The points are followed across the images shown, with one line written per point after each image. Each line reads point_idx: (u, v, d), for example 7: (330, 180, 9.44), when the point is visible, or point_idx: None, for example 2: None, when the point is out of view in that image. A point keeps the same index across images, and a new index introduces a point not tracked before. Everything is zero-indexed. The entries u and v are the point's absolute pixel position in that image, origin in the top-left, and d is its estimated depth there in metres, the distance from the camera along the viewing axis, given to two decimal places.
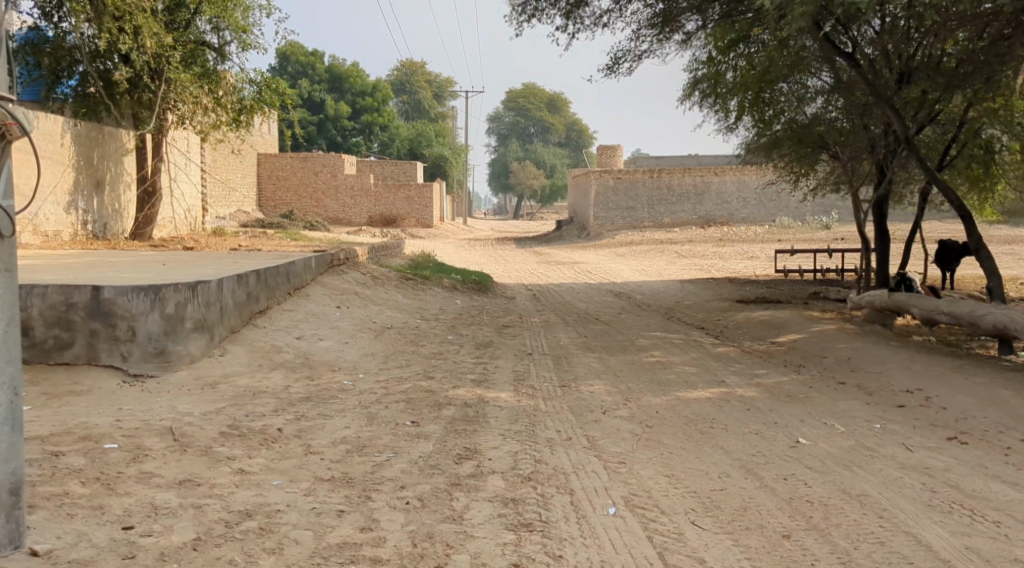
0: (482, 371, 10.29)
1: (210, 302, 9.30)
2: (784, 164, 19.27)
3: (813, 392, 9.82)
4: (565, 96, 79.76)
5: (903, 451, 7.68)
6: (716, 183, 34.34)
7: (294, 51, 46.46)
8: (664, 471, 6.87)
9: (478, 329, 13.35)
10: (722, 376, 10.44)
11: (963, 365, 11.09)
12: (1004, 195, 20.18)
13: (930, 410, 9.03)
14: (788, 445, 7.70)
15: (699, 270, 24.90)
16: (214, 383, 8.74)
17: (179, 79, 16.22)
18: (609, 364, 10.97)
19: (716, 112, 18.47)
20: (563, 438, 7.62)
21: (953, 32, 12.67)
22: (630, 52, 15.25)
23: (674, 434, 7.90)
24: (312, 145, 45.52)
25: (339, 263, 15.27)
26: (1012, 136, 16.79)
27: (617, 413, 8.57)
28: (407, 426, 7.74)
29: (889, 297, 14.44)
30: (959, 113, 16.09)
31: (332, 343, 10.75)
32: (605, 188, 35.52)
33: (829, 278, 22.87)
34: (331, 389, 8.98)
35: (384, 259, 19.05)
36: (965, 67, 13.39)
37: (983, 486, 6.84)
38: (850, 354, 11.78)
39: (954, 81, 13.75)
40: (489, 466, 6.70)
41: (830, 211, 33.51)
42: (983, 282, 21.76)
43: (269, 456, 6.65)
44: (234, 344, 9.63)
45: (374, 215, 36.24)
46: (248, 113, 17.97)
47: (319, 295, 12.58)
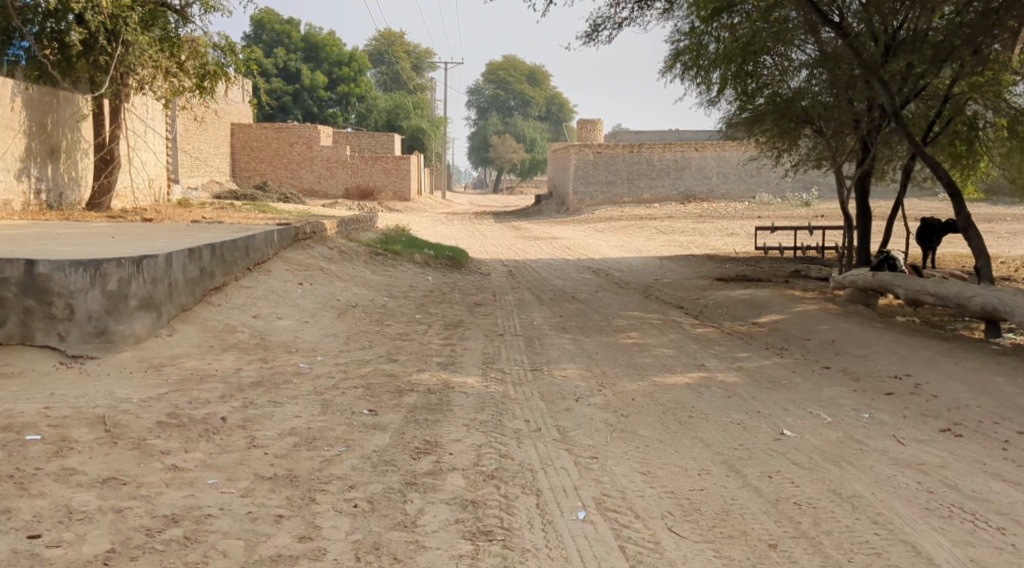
0: (450, 353, 9.73)
1: (157, 278, 8.65)
2: (766, 139, 18.72)
3: (796, 378, 9.30)
4: (545, 69, 78.95)
5: (894, 445, 7.18)
6: (697, 159, 33.80)
7: (270, 20, 45.54)
8: (639, 468, 6.34)
9: (449, 307, 12.78)
10: (702, 360, 9.90)
11: (951, 349, 10.63)
12: (989, 173, 19.74)
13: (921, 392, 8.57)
14: (772, 437, 7.19)
15: (679, 246, 24.41)
16: (158, 365, 8.10)
17: (138, 41, 15.29)
18: (584, 346, 10.41)
19: (699, 85, 17.90)
20: (532, 429, 7.07)
21: (940, 4, 12.14)
22: (611, 19, 14.64)
23: (651, 426, 7.35)
24: (288, 115, 44.59)
25: (305, 237, 14.61)
26: (996, 112, 16.36)
27: (591, 400, 8.03)
28: (364, 416, 7.17)
29: (873, 276, 13.95)
30: (944, 87, 15.66)
31: (291, 323, 10.13)
32: (585, 162, 34.79)
33: (809, 257, 22.46)
34: (285, 373, 8.38)
35: (355, 233, 18.39)
36: (951, 40, 12.85)
37: (981, 485, 6.36)
38: (834, 336, 11.28)
39: (940, 55, 13.22)
40: (450, 463, 6.15)
41: (810, 189, 33.29)
42: (965, 261, 21.40)
43: (208, 449, 6.05)
44: (184, 324, 8.98)
45: (351, 187, 35.49)
46: (212, 79, 17.01)
47: (280, 271, 11.93)
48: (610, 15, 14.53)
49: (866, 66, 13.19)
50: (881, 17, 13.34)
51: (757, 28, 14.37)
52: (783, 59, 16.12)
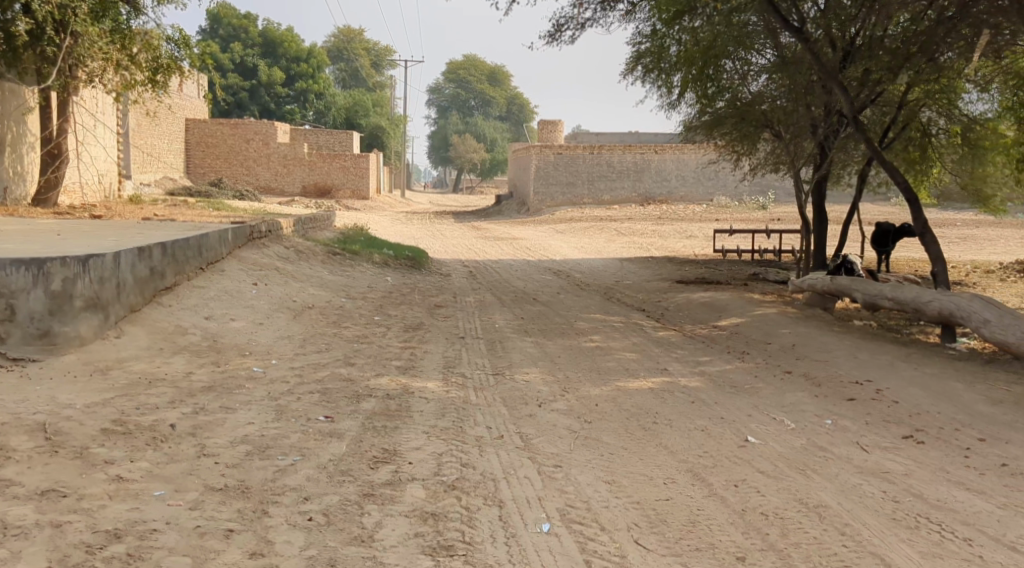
0: (409, 357, 9.52)
1: (104, 278, 8.33)
2: (725, 143, 18.72)
3: (759, 383, 9.20)
4: (504, 68, 78.91)
5: (858, 452, 7.01)
6: (656, 161, 33.89)
7: (226, 15, 44.83)
8: (603, 477, 6.16)
9: (408, 309, 12.54)
10: (665, 364, 9.77)
11: (911, 354, 10.61)
12: (944, 179, 19.89)
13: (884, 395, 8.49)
14: (736, 443, 7.02)
15: (639, 248, 24.39)
16: (105, 369, 7.78)
17: (88, 32, 14.85)
18: (546, 350, 10.24)
19: (659, 88, 17.85)
20: (494, 436, 6.88)
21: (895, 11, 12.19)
22: (573, 19, 14.51)
23: (614, 432, 7.18)
24: (244, 111, 43.91)
25: (261, 236, 14.29)
26: (949, 119, 16.49)
27: (554, 406, 7.86)
28: (320, 423, 6.93)
29: (831, 281, 13.92)
30: (899, 94, 15.81)
31: (244, 325, 9.84)
32: (545, 162, 34.51)
33: (768, 260, 22.54)
34: (238, 377, 8.11)
35: (312, 232, 18.07)
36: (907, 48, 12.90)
37: (946, 494, 6.23)
38: (795, 340, 11.22)
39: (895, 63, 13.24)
40: (409, 472, 5.95)
41: (767, 192, 33.60)
42: (920, 266, 21.58)
43: (155, 459, 5.77)
44: (132, 325, 8.66)
45: (308, 185, 35.09)
46: (165, 73, 16.69)
47: (234, 271, 11.62)
48: (573, 15, 14.41)
49: (826, 71, 13.16)
50: (840, 22, 13.33)
51: (718, 32, 14.31)
52: (743, 63, 16.09)
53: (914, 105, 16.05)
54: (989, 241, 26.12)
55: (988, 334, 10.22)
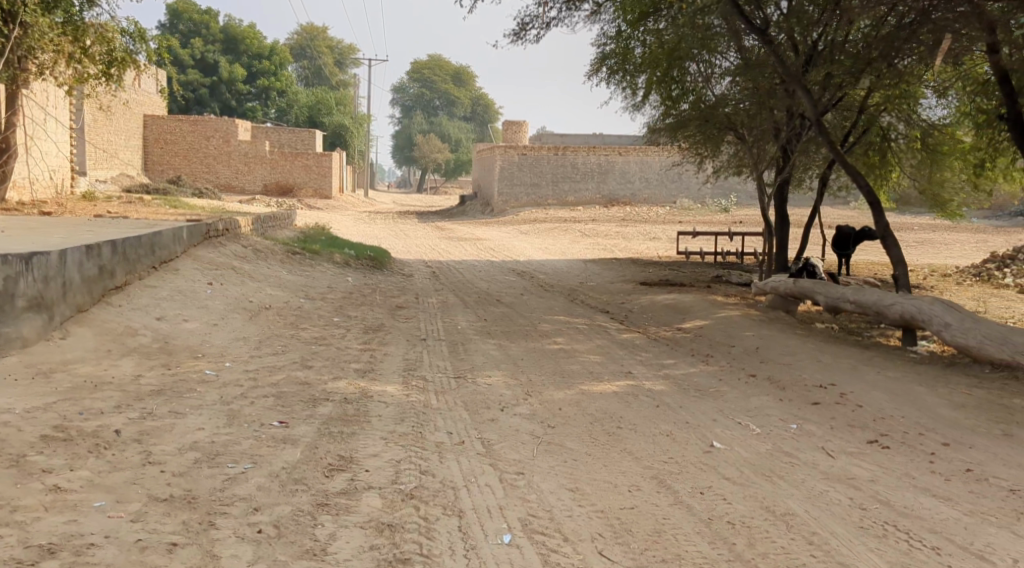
0: (368, 359, 9.25)
1: (48, 277, 8.02)
2: (689, 146, 18.65)
3: (725, 385, 9.06)
4: (469, 69, 78.59)
5: (824, 456, 6.74)
6: (620, 163, 33.87)
7: (187, 10, 44.20)
8: (566, 485, 5.96)
9: (369, 310, 12.28)
10: (630, 367, 9.60)
11: (875, 357, 10.52)
12: (903, 184, 19.96)
13: (849, 394, 8.38)
14: (701, 448, 6.78)
15: (603, 250, 24.29)
16: (48, 371, 7.46)
17: (38, 24, 14.40)
18: (509, 353, 10.03)
19: (624, 90, 17.74)
20: (454, 442, 6.66)
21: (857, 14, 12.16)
22: (538, 18, 14.34)
23: (578, 438, 6.97)
24: (204, 108, 43.25)
25: (218, 233, 13.95)
26: (908, 123, 16.50)
27: (516, 411, 7.66)
28: (274, 428, 6.67)
29: (794, 283, 13.79)
30: (860, 99, 15.83)
31: (198, 326, 9.54)
32: (509, 163, 34.23)
33: (731, 262, 22.53)
34: (189, 380, 7.81)
35: (272, 231, 17.73)
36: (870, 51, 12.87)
37: (914, 502, 6.03)
38: (759, 343, 11.10)
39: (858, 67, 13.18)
40: (366, 480, 5.73)
41: (729, 195, 33.73)
42: (881, 269, 21.66)
43: (97, 467, 5.49)
44: (79, 326, 8.35)
45: (270, 184, 34.67)
46: (119, 67, 16.23)
47: (189, 270, 11.29)
48: (537, 14, 14.24)
49: (790, 74, 13.08)
50: (803, 26, 13.28)
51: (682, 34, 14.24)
52: (707, 65, 16.05)
53: (874, 110, 16.05)
54: (947, 245, 26.35)
55: (948, 337, 10.07)
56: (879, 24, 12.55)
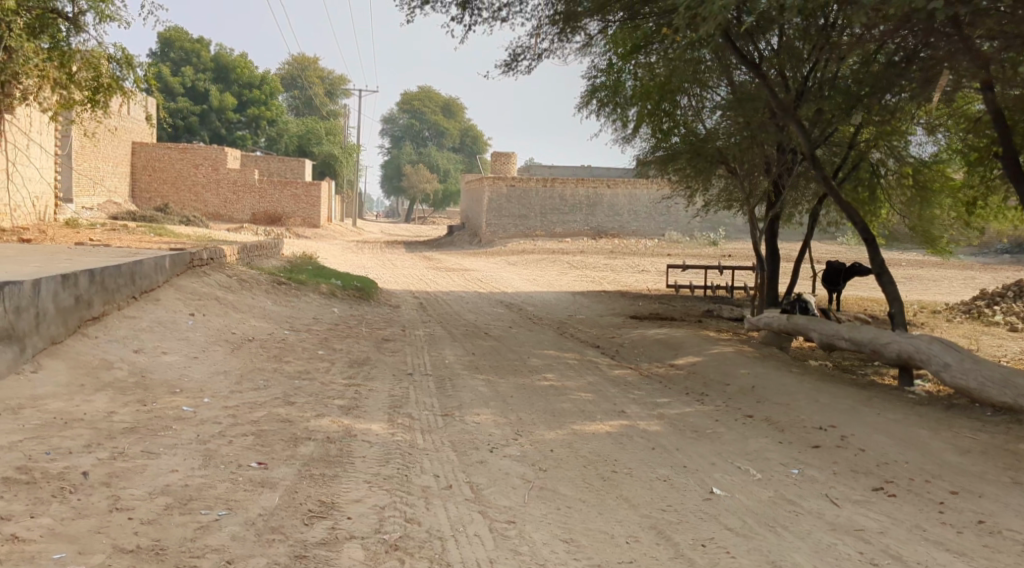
0: (353, 396, 8.90)
1: (21, 307, 7.72)
2: (679, 180, 18.45)
3: (721, 424, 8.75)
4: (460, 101, 78.63)
5: (829, 505, 6.45)
6: (608, 196, 33.77)
7: (179, 38, 43.79)
8: (560, 536, 5.69)
9: (354, 343, 11.95)
10: (623, 406, 9.27)
11: (874, 395, 10.23)
12: (891, 221, 19.78)
13: (850, 437, 8.10)
14: (701, 495, 6.48)
15: (592, 282, 24.02)
16: (16, 408, 7.11)
17: (22, 49, 14.15)
18: (498, 389, 9.71)
19: (614, 122, 17.57)
20: (441, 487, 6.35)
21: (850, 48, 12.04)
22: (531, 49, 14.15)
23: (571, 481, 6.67)
24: (194, 135, 43.01)
25: (202, 263, 13.61)
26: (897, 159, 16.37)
27: (506, 452, 7.35)
28: (251, 470, 6.35)
29: (788, 319, 13.40)
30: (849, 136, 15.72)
31: (177, 359, 9.21)
32: (498, 195, 33.93)
33: (721, 296, 22.32)
34: (165, 418, 7.47)
35: (257, 260, 17.37)
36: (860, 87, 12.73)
37: (927, 556, 5.74)
38: (754, 380, 10.80)
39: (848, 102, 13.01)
40: (346, 531, 5.53)
41: (718, 228, 33.64)
42: (872, 305, 21.48)
43: (58, 512, 5.41)
44: (52, 358, 8.03)
45: (258, 212, 34.39)
46: (106, 93, 15.89)
47: (170, 301, 10.95)
48: (529, 45, 14.07)
49: (783, 108, 12.89)
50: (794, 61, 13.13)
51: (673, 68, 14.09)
52: (698, 99, 15.91)
53: (862, 148, 15.92)
54: (935, 281, 26.22)
55: (948, 378, 9.78)
56: (869, 61, 12.52)
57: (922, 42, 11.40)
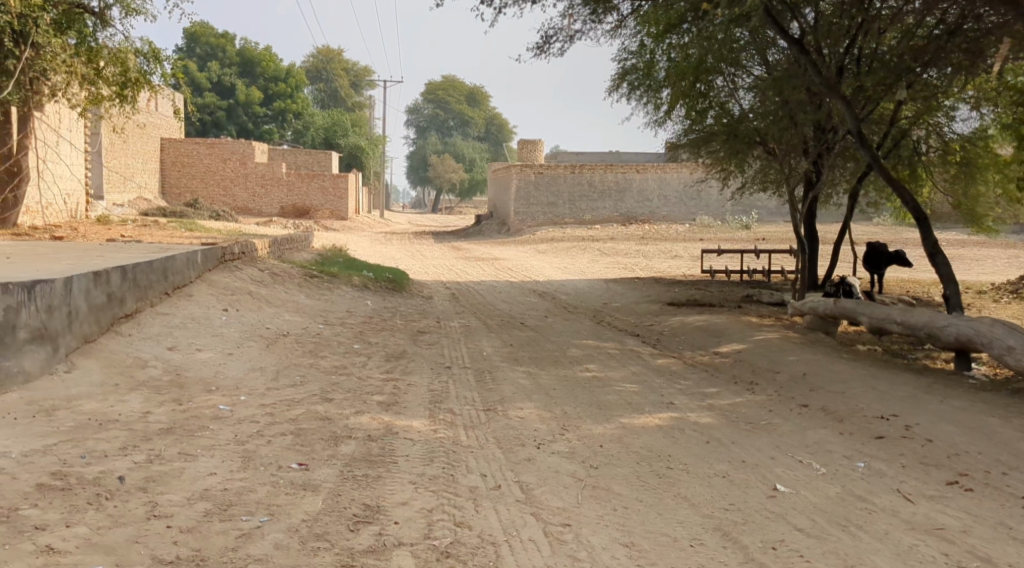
0: (393, 391, 8.62)
1: (52, 306, 7.52)
2: (713, 162, 17.95)
3: (773, 414, 8.37)
4: (485, 90, 78.31)
5: (902, 501, 6.09)
6: (638, 180, 33.31)
7: (203, 34, 44.56)
8: (620, 540, 5.40)
9: (389, 336, 11.67)
10: (671, 397, 8.92)
11: (933, 380, 9.79)
12: (933, 200, 19.15)
13: (915, 427, 7.71)
14: (765, 492, 6.14)
15: (624, 269, 23.63)
16: (50, 409, 6.90)
17: (51, 45, 14.00)
18: (540, 382, 9.40)
19: (646, 105, 17.14)
20: (490, 487, 6.05)
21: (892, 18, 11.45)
22: (563, 30, 13.79)
23: (625, 479, 6.35)
24: (221, 130, 42.77)
25: (234, 258, 13.40)
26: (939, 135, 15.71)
27: (554, 448, 7.04)
28: (292, 472, 6.09)
29: (835, 303, 12.88)
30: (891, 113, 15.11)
31: (212, 355, 8.98)
32: (526, 182, 33.69)
33: (758, 280, 21.85)
34: (202, 417, 7.23)
35: (288, 254, 17.17)
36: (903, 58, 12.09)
37: (1016, 558, 5.38)
38: (804, 366, 10.39)
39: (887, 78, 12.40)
40: (395, 536, 5.30)
41: (751, 211, 33.01)
42: (915, 286, 20.90)
43: (95, 521, 5.19)
44: (85, 358, 7.82)
45: (286, 206, 34.05)
46: (134, 88, 15.74)
47: (203, 296, 10.74)
48: (561, 26, 13.71)
49: (826, 84, 12.26)
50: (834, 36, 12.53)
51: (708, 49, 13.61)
52: (733, 79, 15.42)
53: (904, 123, 15.33)
54: (977, 261, 25.56)
55: (1013, 362, 9.33)
56: (910, 34, 11.93)
57: (969, 14, 10.86)
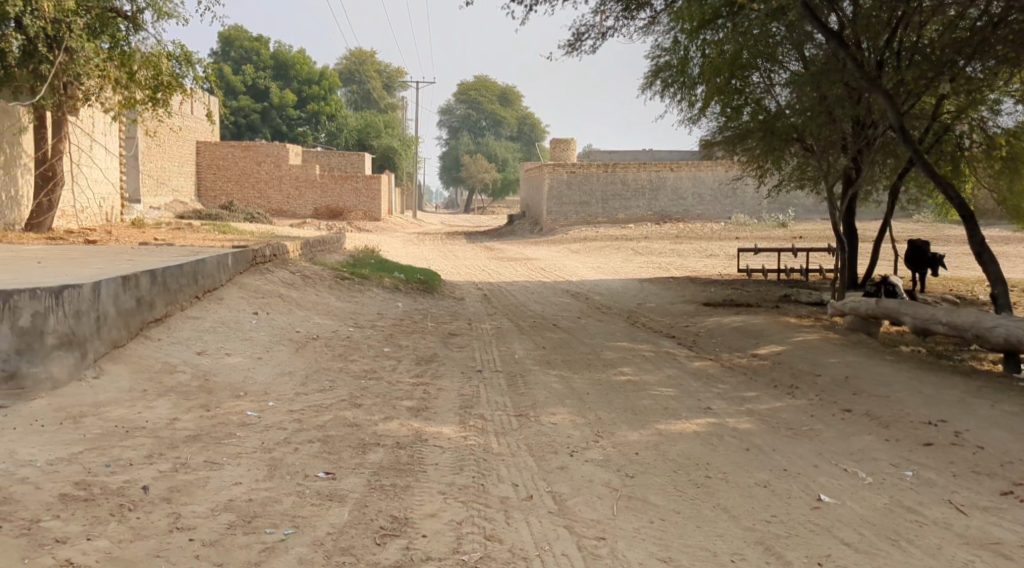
0: (423, 397, 8.45)
1: (81, 311, 7.43)
2: (749, 160, 17.60)
3: (815, 419, 8.09)
4: (517, 89, 78.11)
5: (954, 513, 5.83)
6: (672, 179, 32.97)
7: (237, 37, 44.69)
8: (657, 555, 5.20)
9: (420, 339, 11.50)
10: (708, 402, 8.67)
11: (982, 383, 9.46)
12: (976, 195, 18.66)
13: (965, 433, 7.41)
14: (808, 503, 5.90)
15: (658, 268, 23.35)
16: (78, 416, 6.81)
17: (84, 50, 14.01)
18: (574, 386, 9.19)
19: (680, 102, 16.84)
20: (522, 498, 5.86)
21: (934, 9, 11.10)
22: (595, 27, 13.57)
23: (662, 489, 6.13)
24: (255, 133, 43.20)
25: (265, 260, 13.32)
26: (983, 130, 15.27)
27: (588, 456, 6.83)
28: (319, 481, 5.93)
29: (877, 303, 12.52)
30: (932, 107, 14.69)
31: (241, 360, 8.87)
32: (558, 182, 33.48)
33: (795, 279, 21.46)
34: (229, 424, 7.10)
35: (320, 255, 17.10)
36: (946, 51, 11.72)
37: None
38: (846, 368, 10.08)
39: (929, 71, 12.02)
40: (424, 552, 5.12)
41: (787, 209, 32.52)
42: (957, 284, 20.41)
43: (117, 533, 5.07)
44: (114, 363, 7.72)
45: (320, 208, 34.01)
46: (166, 91, 15.60)
47: (234, 300, 10.65)
48: (593, 23, 13.49)
49: (866, 78, 11.91)
50: (874, 31, 12.18)
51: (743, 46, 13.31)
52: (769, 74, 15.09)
53: (946, 117, 14.91)
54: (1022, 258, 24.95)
55: None
56: (952, 26, 11.55)
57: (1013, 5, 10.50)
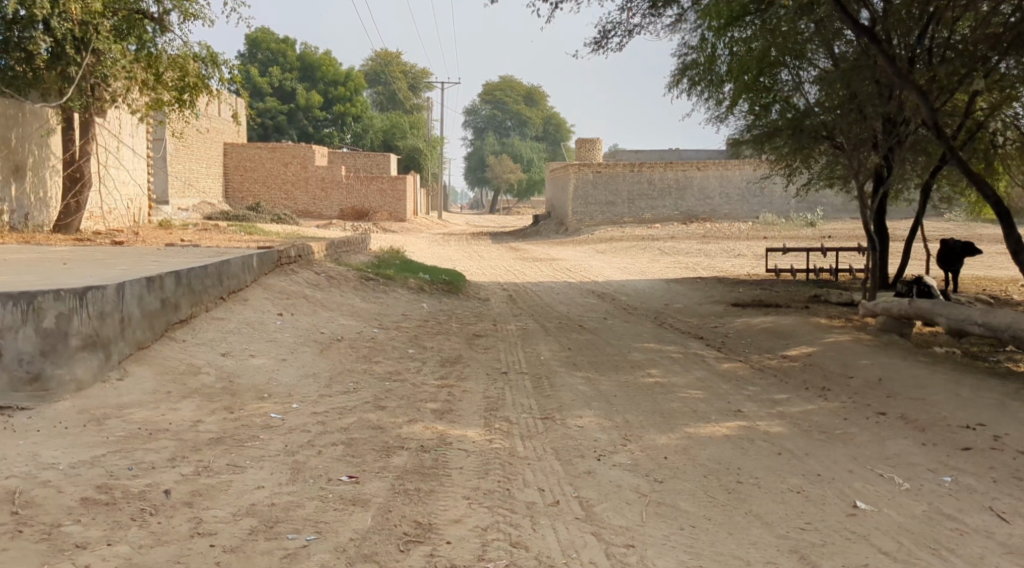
0: (448, 399, 8.34)
1: (105, 313, 7.38)
2: (777, 159, 17.34)
3: (848, 422, 7.91)
4: (543, 89, 77.89)
5: (995, 521, 5.65)
6: (699, 178, 32.70)
7: (264, 39, 44.73)
8: (687, 563, 5.06)
9: (445, 340, 11.39)
10: (738, 404, 8.51)
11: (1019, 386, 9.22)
12: (1010, 193, 18.30)
13: (1004, 438, 7.21)
14: (843, 510, 5.74)
15: (685, 269, 23.13)
16: (101, 418, 6.77)
17: (110, 51, 14.01)
18: (601, 388, 9.04)
19: (708, 101, 16.62)
20: (549, 503, 5.73)
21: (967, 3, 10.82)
22: (621, 25, 13.40)
23: (692, 494, 5.98)
24: (282, 135, 43.28)
25: (290, 261, 13.27)
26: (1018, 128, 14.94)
27: (616, 460, 6.69)
28: (342, 485, 5.84)
29: (910, 303, 12.26)
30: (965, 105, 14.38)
31: (265, 361, 8.80)
32: (583, 182, 33.31)
33: (824, 279, 21.17)
34: (252, 426, 7.02)
35: (345, 256, 17.06)
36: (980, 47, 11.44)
37: None
38: (879, 370, 9.88)
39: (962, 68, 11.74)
40: (449, 559, 5.01)
41: (815, 208, 32.16)
42: (990, 284, 20.05)
43: (137, 538, 5.00)
44: (138, 365, 7.67)
45: (346, 208, 33.89)
46: (192, 92, 15.47)
47: (258, 301, 10.59)
48: (619, 21, 13.31)
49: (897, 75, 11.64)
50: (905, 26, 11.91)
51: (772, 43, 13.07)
52: (798, 71, 14.82)
53: (980, 114, 14.59)
54: None
55: None
56: (985, 21, 11.27)
57: None
